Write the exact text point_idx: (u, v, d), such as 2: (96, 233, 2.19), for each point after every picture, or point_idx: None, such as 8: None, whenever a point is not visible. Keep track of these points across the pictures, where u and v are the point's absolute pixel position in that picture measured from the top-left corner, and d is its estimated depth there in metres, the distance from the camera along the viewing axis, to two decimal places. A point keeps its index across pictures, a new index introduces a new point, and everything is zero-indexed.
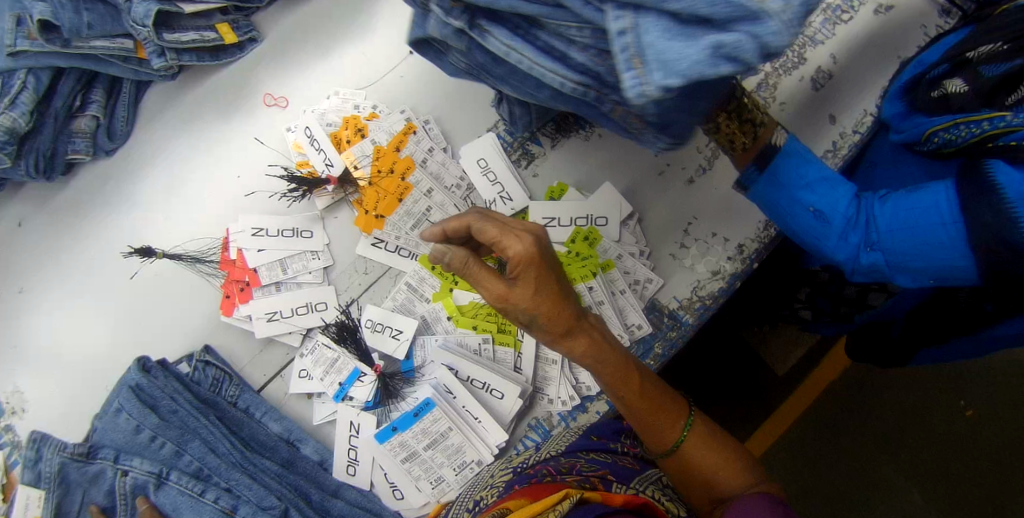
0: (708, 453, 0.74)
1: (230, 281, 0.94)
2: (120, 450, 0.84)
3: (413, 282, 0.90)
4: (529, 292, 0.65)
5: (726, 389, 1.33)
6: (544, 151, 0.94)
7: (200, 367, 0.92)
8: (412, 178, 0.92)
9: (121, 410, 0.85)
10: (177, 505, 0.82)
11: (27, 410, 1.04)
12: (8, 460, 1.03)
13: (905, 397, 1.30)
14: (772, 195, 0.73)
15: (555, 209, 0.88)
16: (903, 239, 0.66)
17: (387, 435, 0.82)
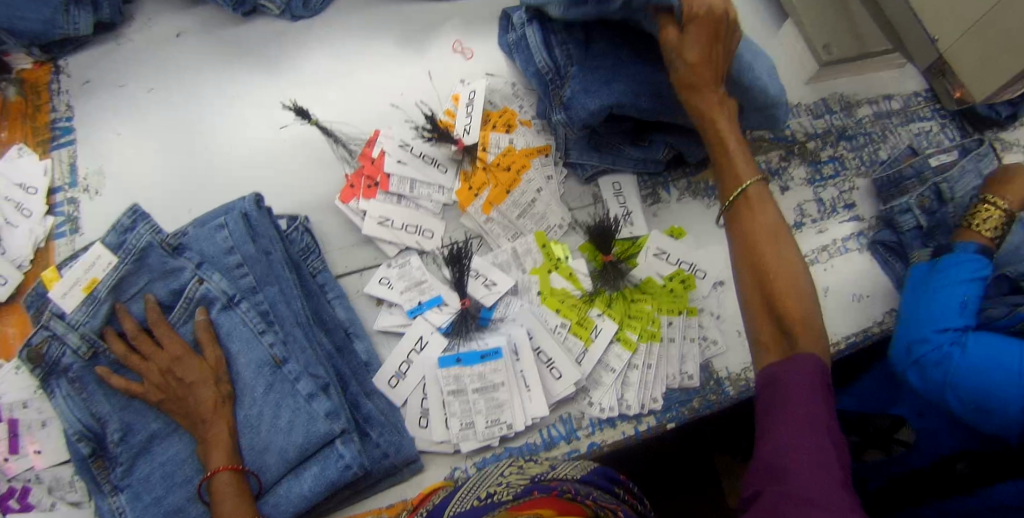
0: (755, 211, 0.78)
1: (360, 174, 1.00)
2: (205, 259, 0.87)
3: (519, 250, 0.96)
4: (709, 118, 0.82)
5: (682, 486, 1.36)
6: (669, 200, 1.02)
7: (297, 230, 0.96)
8: (525, 177, 0.99)
9: (224, 227, 0.87)
10: (233, 332, 0.85)
11: (100, 194, 1.07)
12: (55, 227, 1.05)
13: None
14: (919, 283, 0.91)
15: (670, 246, 0.97)
16: (985, 358, 0.80)
17: (448, 363, 0.88)
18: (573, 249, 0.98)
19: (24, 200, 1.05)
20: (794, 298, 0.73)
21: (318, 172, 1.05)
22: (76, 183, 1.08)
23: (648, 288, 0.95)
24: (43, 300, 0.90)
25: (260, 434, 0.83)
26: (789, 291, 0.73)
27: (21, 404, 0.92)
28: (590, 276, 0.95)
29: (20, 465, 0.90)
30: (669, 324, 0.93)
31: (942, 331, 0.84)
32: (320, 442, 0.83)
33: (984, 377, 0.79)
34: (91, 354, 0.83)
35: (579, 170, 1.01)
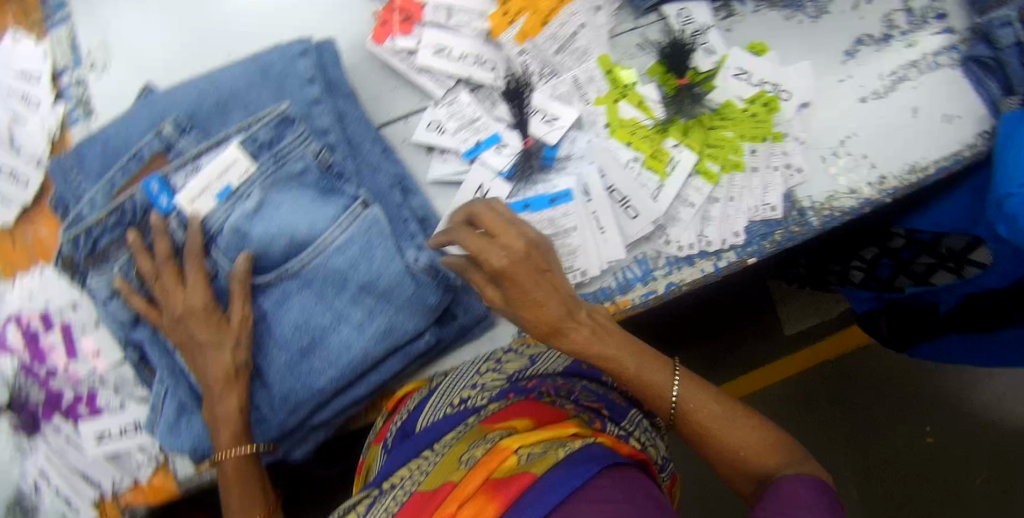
0: (699, 398, 0.72)
1: (391, 9, 0.87)
2: (206, 100, 0.81)
3: (580, 79, 0.86)
4: (533, 276, 0.70)
5: (733, 316, 1.43)
6: (744, 14, 0.91)
7: (327, 59, 0.85)
8: (567, 8, 0.85)
9: (265, 70, 0.83)
10: (292, 154, 0.79)
11: (110, 69, 0.89)
12: (69, 110, 0.89)
13: (887, 407, 1.41)
14: (1016, 129, 0.87)
15: (750, 63, 0.86)
16: None
17: (516, 210, 0.82)
18: (640, 74, 0.87)
19: (28, 90, 0.88)
20: (741, 438, 0.71)
21: (336, 11, 0.89)
22: (80, 62, 0.89)
23: (726, 112, 0.85)
24: (67, 196, 0.81)
25: (324, 301, 0.77)
26: (735, 432, 0.71)
27: (71, 305, 0.84)
28: (662, 103, 0.86)
29: (82, 368, 0.83)
30: (752, 152, 0.86)
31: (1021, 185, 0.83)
32: (407, 302, 0.78)
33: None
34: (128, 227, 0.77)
35: (637, 1, 0.87)
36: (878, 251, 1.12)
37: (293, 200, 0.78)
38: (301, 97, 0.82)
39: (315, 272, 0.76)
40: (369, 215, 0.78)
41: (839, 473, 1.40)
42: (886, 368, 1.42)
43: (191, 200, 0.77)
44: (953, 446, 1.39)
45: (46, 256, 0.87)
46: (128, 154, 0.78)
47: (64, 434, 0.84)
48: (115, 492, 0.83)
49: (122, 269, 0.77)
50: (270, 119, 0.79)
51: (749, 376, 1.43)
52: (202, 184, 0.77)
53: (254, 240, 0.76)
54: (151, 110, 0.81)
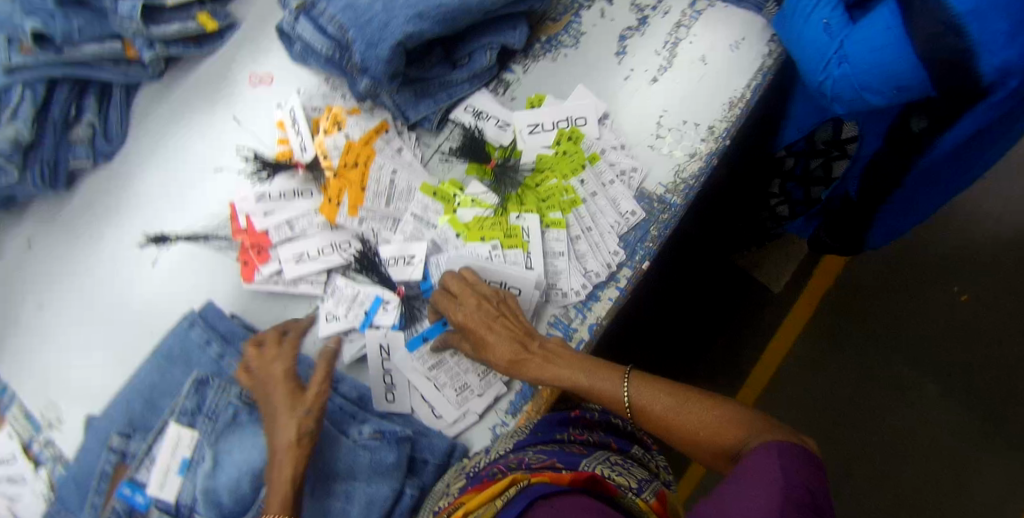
0: (644, 392, 0.71)
1: (248, 249, 0.97)
2: (135, 401, 0.91)
3: (418, 211, 0.94)
4: (469, 315, 0.84)
5: (717, 296, 1.50)
6: (518, 78, 1.00)
7: (212, 316, 0.94)
8: (373, 165, 0.95)
9: (170, 355, 0.92)
10: (218, 406, 0.88)
11: (66, 421, 0.97)
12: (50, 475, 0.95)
13: (903, 292, 1.49)
14: (784, 26, 0.96)
15: (536, 116, 0.95)
16: (865, 56, 0.84)
17: (417, 344, 0.91)
18: (462, 178, 0.96)
19: None
20: (696, 420, 0.68)
21: (201, 276, 0.99)
22: (39, 429, 0.97)
23: (543, 165, 0.93)
24: None
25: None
26: (693, 414, 0.68)
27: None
28: (490, 190, 0.93)
29: None
30: (581, 182, 0.93)
31: (825, 57, 0.89)
32: (372, 471, 0.82)
33: (876, 68, 0.84)
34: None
35: (427, 124, 0.98)
36: (783, 182, 1.22)
37: (239, 442, 0.85)
38: (207, 358, 0.91)
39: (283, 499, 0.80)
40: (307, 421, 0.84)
41: (902, 374, 1.46)
42: (882, 264, 1.51)
43: (160, 487, 0.85)
44: (980, 294, 1.48)
45: None
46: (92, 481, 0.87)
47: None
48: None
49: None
50: (189, 388, 0.88)
51: (776, 340, 1.49)
52: (162, 468, 0.86)
53: (220, 490, 0.82)
54: (98, 441, 0.90)
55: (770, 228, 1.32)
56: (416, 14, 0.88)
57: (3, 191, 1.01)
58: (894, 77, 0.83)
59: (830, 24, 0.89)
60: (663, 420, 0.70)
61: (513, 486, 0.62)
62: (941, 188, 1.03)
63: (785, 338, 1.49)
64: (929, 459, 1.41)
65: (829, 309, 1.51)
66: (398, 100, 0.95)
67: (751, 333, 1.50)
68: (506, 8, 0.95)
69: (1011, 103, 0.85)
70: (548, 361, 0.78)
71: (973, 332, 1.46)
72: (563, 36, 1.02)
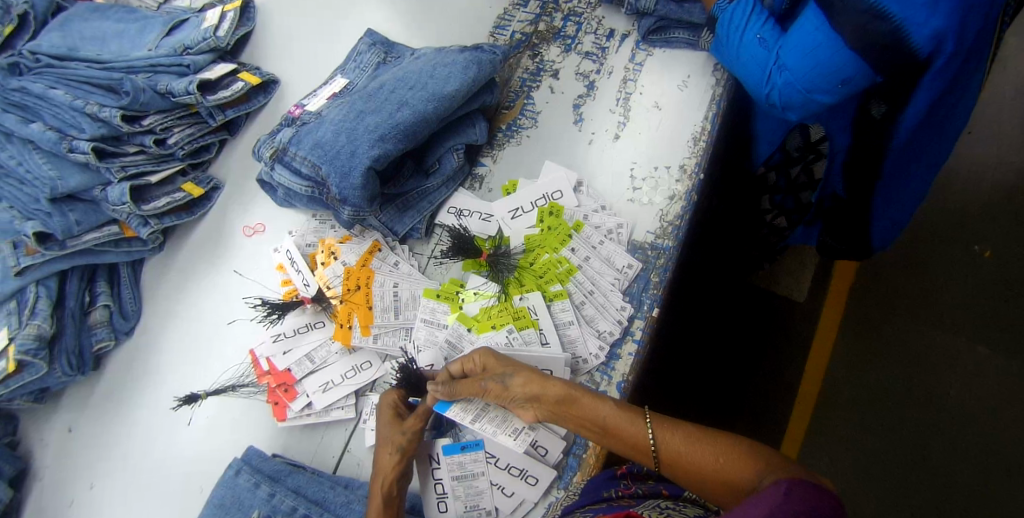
0: (664, 428, 0.76)
1: (274, 389, 0.99)
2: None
3: (427, 316, 0.96)
4: (506, 366, 0.84)
5: (742, 317, 1.53)
6: (489, 169, 1.06)
7: (253, 459, 0.94)
8: (376, 284, 0.99)
9: (223, 503, 0.91)
10: None
11: None
12: None
13: (926, 263, 1.52)
14: (723, 52, 0.99)
15: (515, 201, 1.00)
16: (802, 60, 0.86)
17: (452, 450, 0.90)
18: (461, 275, 1.00)
19: None
20: (714, 451, 0.72)
21: (241, 422, 1.01)
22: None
23: (532, 245, 0.97)
24: None
25: None
26: (709, 447, 0.73)
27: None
28: (488, 281, 0.96)
29: None
30: (573, 251, 0.96)
31: (767, 68, 0.91)
32: None
33: (815, 65, 0.85)
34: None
35: (416, 235, 1.03)
36: (771, 196, 1.26)
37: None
38: (258, 498, 0.90)
39: None
40: None
41: (945, 342, 1.45)
42: (899, 246, 1.55)
43: None
44: (1002, 246, 1.50)
45: None
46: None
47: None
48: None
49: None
50: None
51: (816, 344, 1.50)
52: None
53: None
54: None
55: (775, 243, 1.33)
56: (378, 137, 0.94)
57: (36, 386, 1.05)
58: (838, 71, 0.85)
59: (764, 38, 0.92)
60: (681, 452, 0.73)
61: None
62: (925, 163, 1.03)
63: (822, 347, 1.50)
64: (988, 434, 1.38)
65: (859, 300, 1.52)
66: (384, 219, 1.00)
67: (790, 347, 1.50)
68: (461, 109, 1.01)
69: (956, 66, 0.86)
70: (567, 382, 0.81)
71: (993, 288, 1.48)
72: (521, 120, 1.08)
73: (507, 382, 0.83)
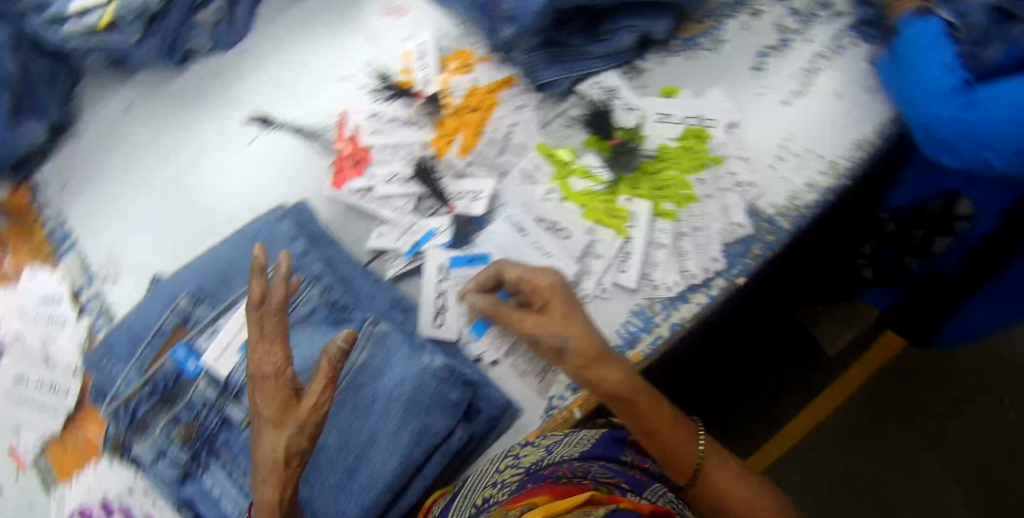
0: (713, 459, 0.78)
1: (344, 157, 0.95)
2: (207, 276, 0.87)
3: (528, 169, 0.91)
4: (562, 324, 0.76)
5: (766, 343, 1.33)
6: (651, 68, 0.97)
7: (304, 214, 0.90)
8: (495, 113, 0.94)
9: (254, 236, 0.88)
10: (301, 297, 0.85)
11: (119, 280, 0.99)
12: (93, 325, 0.98)
13: (955, 383, 1.32)
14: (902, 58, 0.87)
15: (669, 106, 0.92)
16: (997, 111, 0.75)
17: (461, 263, 0.87)
18: (579, 147, 0.92)
19: (52, 312, 0.98)
20: (759, 496, 0.76)
21: (297, 177, 0.96)
22: (93, 281, 0.99)
23: (664, 156, 0.91)
24: (104, 384, 0.86)
25: (360, 414, 0.80)
26: (751, 490, 0.77)
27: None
28: (605, 166, 0.90)
29: None
30: (701, 182, 0.91)
31: (948, 101, 0.80)
32: (430, 402, 0.80)
33: (1005, 125, 0.75)
34: (162, 394, 0.83)
35: (553, 89, 0.94)
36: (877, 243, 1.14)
37: (310, 335, 0.82)
38: (290, 252, 0.87)
39: (346, 396, 0.81)
40: (381, 331, 0.83)
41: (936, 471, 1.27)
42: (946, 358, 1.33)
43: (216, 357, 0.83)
44: None
45: (96, 452, 0.89)
46: (153, 332, 0.85)
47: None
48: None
49: (162, 431, 0.81)
50: (274, 273, 0.85)
51: (819, 399, 1.33)
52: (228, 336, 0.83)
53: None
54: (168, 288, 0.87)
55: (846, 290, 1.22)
56: None
57: (120, 53, 1.00)
58: None
59: (950, 66, 0.81)
60: (725, 488, 0.77)
61: (591, 505, 0.61)
62: None
63: (825, 403, 1.33)
64: None
65: (880, 383, 1.34)
66: (531, 59, 0.93)
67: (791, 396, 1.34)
68: None
69: None
70: (624, 367, 0.76)
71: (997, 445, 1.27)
72: (701, 41, 1.01)
73: (566, 348, 0.75)
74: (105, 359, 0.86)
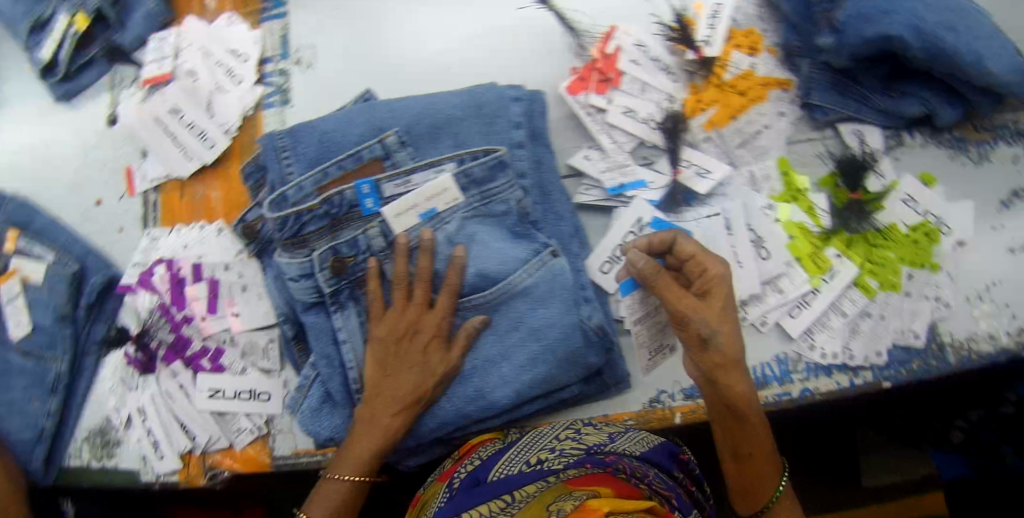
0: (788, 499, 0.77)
1: (593, 68, 0.88)
2: (422, 119, 0.78)
3: (758, 175, 0.86)
4: (718, 316, 0.74)
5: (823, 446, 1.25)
6: (914, 145, 0.89)
7: (536, 108, 0.81)
8: (760, 107, 0.87)
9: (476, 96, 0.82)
10: (502, 190, 0.76)
11: (313, 68, 0.95)
12: (266, 95, 0.95)
13: None
14: None
15: (919, 192, 0.87)
16: None
17: (662, 227, 0.83)
18: (814, 181, 0.88)
19: (235, 65, 0.95)
20: None
21: (532, 61, 0.90)
22: (289, 56, 0.96)
23: (891, 235, 0.86)
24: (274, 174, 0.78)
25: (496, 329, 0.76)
26: None
27: (223, 266, 0.91)
28: (830, 213, 0.86)
29: (216, 325, 0.90)
30: (910, 278, 0.86)
31: None
32: (567, 357, 0.74)
33: None
34: (334, 218, 0.75)
35: (817, 114, 0.88)
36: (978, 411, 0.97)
37: (490, 234, 0.76)
38: (506, 138, 0.78)
39: (501, 305, 0.75)
40: (558, 267, 0.75)
41: None
42: None
43: (396, 214, 0.74)
44: None
45: (210, 217, 0.95)
46: (349, 152, 0.76)
47: (179, 381, 0.91)
48: (204, 451, 0.91)
49: (319, 256, 0.73)
50: (487, 160, 0.74)
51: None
52: (419, 197, 0.74)
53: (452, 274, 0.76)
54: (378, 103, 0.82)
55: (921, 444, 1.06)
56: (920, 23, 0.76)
57: None
58: None
59: None
60: None
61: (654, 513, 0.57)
62: None
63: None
64: None
65: None
66: (816, 74, 0.86)
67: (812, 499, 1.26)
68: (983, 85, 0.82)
69: None
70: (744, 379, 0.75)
71: None
72: (972, 147, 0.90)
73: (712, 339, 0.73)
74: (284, 155, 0.77)
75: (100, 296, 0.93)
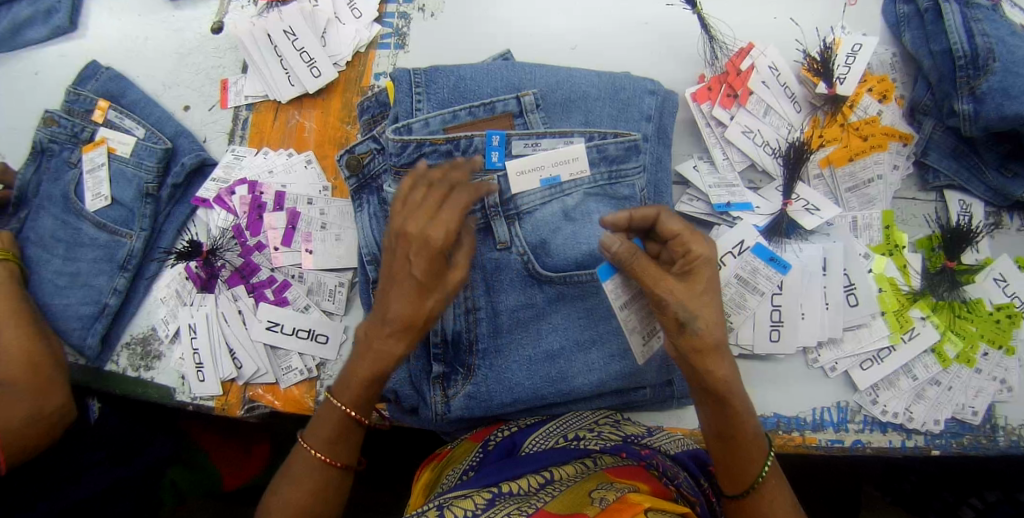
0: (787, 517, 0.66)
1: (722, 80, 0.88)
2: (559, 90, 0.80)
3: (859, 223, 0.87)
4: (697, 298, 0.63)
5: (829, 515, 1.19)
6: (1012, 228, 0.90)
7: (668, 106, 0.83)
8: (875, 155, 0.87)
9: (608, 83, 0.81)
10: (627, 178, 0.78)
11: (435, 17, 0.93)
12: (383, 34, 0.93)
13: None
14: None
15: (1012, 274, 0.87)
16: None
17: (762, 254, 0.82)
18: (910, 240, 0.89)
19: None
20: None
21: (660, 64, 0.91)
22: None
23: (976, 309, 0.86)
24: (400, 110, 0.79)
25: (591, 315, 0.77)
26: None
27: (307, 199, 0.89)
28: (922, 275, 0.87)
29: (289, 258, 0.87)
30: (985, 356, 0.85)
31: None
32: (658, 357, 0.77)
33: None
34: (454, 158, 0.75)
35: (930, 176, 0.89)
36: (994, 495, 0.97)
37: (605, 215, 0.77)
38: (635, 127, 0.80)
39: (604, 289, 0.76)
40: None
41: None
42: None
43: (520, 170, 0.75)
44: None
45: (299, 146, 0.92)
46: (484, 101, 0.77)
47: (238, 306, 0.87)
48: (247, 383, 0.87)
49: None
50: (625, 141, 0.76)
51: None
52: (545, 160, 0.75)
53: (557, 248, 0.76)
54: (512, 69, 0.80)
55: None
56: None
57: None
58: None
59: None
60: None
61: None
62: None
63: None
64: None
65: None
66: (935, 138, 0.87)
67: None
68: None
69: None
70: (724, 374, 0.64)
71: None
72: None
73: (690, 324, 0.62)
74: (417, 91, 0.78)
75: (187, 178, 0.91)
